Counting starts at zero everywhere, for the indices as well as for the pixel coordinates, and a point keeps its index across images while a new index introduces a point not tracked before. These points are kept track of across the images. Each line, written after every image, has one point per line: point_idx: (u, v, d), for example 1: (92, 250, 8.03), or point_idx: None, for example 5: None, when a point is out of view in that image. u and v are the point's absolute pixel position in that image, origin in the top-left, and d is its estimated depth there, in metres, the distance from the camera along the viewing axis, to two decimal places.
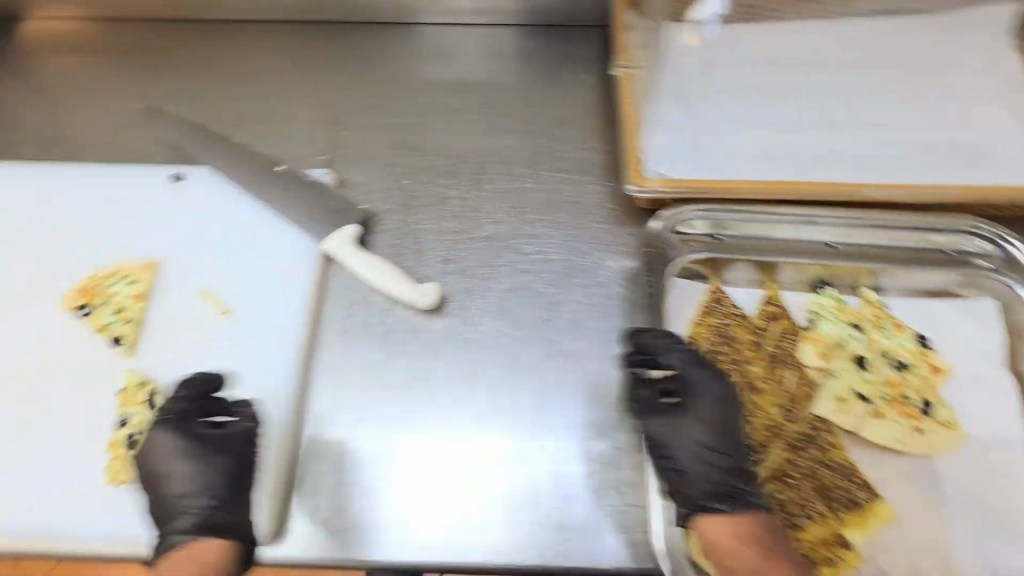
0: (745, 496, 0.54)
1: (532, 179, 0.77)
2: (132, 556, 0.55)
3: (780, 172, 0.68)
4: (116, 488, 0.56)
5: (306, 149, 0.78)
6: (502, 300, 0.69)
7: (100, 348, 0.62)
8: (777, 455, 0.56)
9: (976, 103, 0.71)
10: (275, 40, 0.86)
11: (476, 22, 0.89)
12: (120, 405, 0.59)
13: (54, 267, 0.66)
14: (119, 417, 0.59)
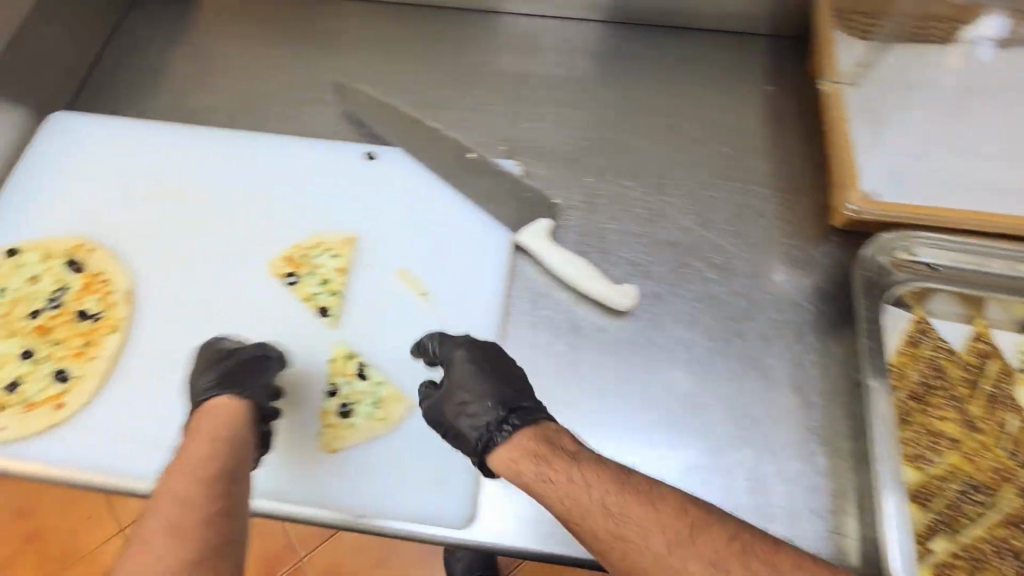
0: (979, 539, 0.55)
1: (716, 187, 0.76)
2: (350, 524, 0.57)
3: (1003, 205, 0.64)
4: (332, 455, 0.59)
5: (487, 137, 0.78)
6: (691, 308, 0.68)
7: (309, 318, 0.65)
8: (1009, 500, 0.56)
9: None
10: (460, 29, 0.89)
11: (657, 25, 0.89)
12: (330, 374, 0.62)
13: (261, 236, 0.69)
14: (329, 386, 0.62)
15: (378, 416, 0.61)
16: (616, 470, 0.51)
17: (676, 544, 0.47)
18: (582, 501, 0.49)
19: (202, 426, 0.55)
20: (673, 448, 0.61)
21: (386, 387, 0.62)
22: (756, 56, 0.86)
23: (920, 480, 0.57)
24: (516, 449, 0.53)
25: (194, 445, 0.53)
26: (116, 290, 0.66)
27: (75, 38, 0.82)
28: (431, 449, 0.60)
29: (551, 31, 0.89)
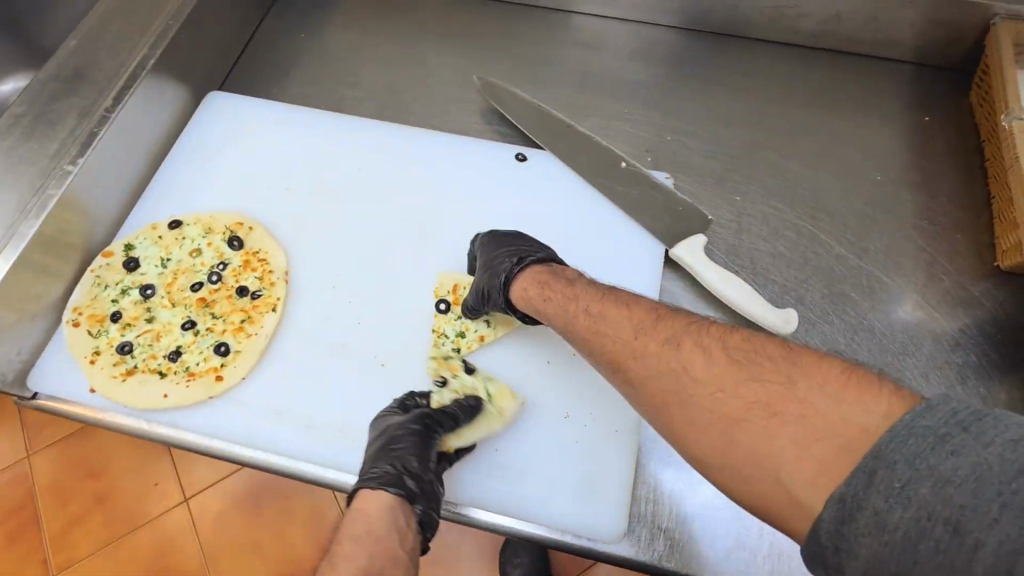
0: None
1: (866, 217, 0.74)
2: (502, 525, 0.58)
3: None
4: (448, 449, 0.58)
5: (632, 147, 0.79)
6: (845, 338, 0.66)
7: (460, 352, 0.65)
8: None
9: None
10: (604, 33, 0.88)
11: (808, 43, 0.86)
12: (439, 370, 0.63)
13: (419, 230, 0.71)
14: (437, 378, 0.63)
15: (492, 412, 0.61)
16: (605, 287, 0.58)
17: (646, 329, 0.51)
18: (574, 308, 0.57)
19: (362, 502, 0.51)
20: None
21: (495, 383, 0.63)
22: (917, 85, 0.83)
23: None
24: (535, 280, 0.61)
25: (354, 519, 0.50)
26: (274, 270, 0.67)
27: (234, 21, 0.85)
28: (580, 460, 0.61)
29: (701, 41, 0.87)
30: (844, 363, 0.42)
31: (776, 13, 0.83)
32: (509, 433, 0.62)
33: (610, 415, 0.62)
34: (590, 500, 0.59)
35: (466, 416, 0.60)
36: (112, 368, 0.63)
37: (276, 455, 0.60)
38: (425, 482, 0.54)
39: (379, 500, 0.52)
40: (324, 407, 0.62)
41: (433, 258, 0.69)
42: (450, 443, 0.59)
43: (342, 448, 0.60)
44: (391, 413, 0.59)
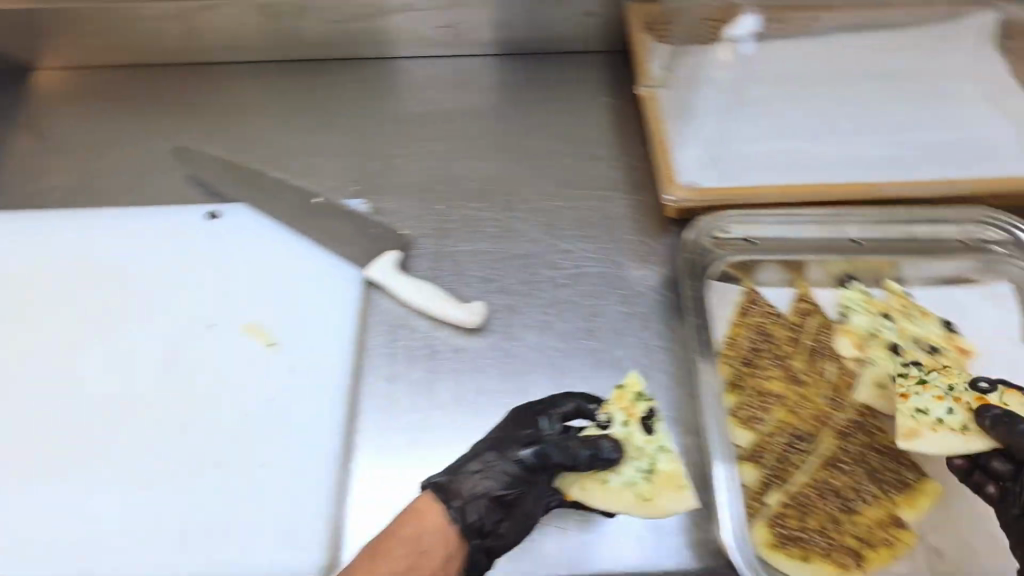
0: (805, 486, 0.57)
1: (561, 197, 0.78)
2: None
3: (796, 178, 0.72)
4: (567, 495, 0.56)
5: (336, 181, 0.80)
6: (545, 313, 0.70)
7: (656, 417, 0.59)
8: (828, 443, 0.59)
9: (963, 106, 0.78)
10: (300, 74, 0.88)
11: (493, 49, 0.90)
12: (618, 404, 0.59)
13: (101, 315, 0.68)
14: (605, 415, 0.59)
15: (643, 493, 0.55)
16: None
17: None
18: None
19: (427, 519, 0.50)
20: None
21: (666, 460, 0.56)
22: (594, 67, 0.90)
23: (753, 440, 0.60)
24: None
25: (401, 550, 0.47)
26: None
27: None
28: (278, 500, 0.59)
29: (395, 66, 0.90)
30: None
31: (450, 31, 0.87)
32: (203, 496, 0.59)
33: (311, 451, 0.61)
34: (363, 514, 0.59)
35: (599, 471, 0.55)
36: None
37: None
38: (503, 526, 0.53)
39: (443, 527, 0.50)
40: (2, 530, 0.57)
41: (117, 340, 0.66)
42: (573, 492, 0.56)
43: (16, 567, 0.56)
44: (552, 423, 0.57)
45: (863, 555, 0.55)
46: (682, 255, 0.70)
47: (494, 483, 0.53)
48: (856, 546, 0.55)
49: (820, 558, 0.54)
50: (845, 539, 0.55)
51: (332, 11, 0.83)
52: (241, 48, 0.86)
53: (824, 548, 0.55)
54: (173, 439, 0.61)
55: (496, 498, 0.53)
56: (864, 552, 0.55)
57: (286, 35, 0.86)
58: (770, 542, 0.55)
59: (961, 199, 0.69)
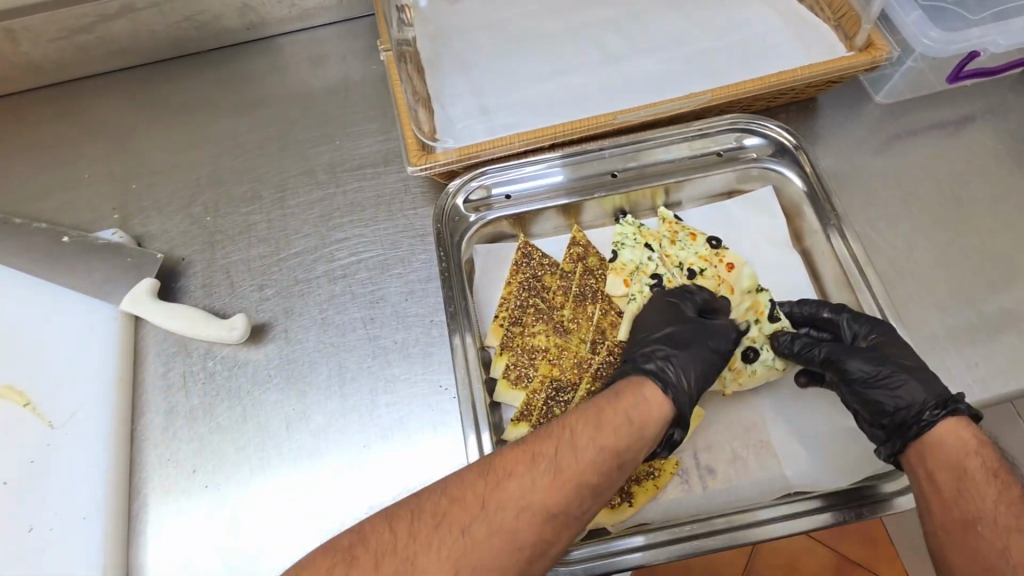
0: None
1: (335, 183, 0.76)
2: None
3: (553, 121, 0.71)
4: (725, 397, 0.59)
5: (97, 212, 0.75)
6: (322, 312, 0.68)
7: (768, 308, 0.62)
8: (583, 393, 0.59)
9: (719, 15, 0.77)
10: (51, 106, 0.82)
11: (253, 36, 0.85)
12: (738, 308, 0.62)
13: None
14: (742, 321, 0.62)
15: (779, 365, 0.59)
16: (988, 459, 0.45)
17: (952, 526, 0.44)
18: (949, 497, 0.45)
19: (650, 405, 0.51)
20: (342, 432, 0.62)
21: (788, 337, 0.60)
22: (363, 36, 0.85)
23: (524, 399, 0.59)
24: (963, 427, 0.48)
25: (625, 427, 0.48)
26: None
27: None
28: (51, 560, 0.57)
29: (154, 75, 0.84)
30: (990, 466, 0.45)
31: (194, 25, 0.81)
32: None
33: (85, 503, 0.59)
34: (160, 560, 0.58)
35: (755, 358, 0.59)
36: None
37: None
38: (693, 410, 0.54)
39: (662, 416, 0.51)
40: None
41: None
42: (731, 389, 0.59)
43: None
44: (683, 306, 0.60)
45: (629, 493, 0.54)
46: (435, 226, 0.66)
47: (689, 367, 0.55)
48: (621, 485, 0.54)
49: None
50: None
51: (49, 29, 0.75)
52: None
53: None
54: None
55: (693, 381, 0.54)
56: (631, 490, 0.55)
57: (17, 65, 0.79)
58: None
59: (715, 110, 0.66)
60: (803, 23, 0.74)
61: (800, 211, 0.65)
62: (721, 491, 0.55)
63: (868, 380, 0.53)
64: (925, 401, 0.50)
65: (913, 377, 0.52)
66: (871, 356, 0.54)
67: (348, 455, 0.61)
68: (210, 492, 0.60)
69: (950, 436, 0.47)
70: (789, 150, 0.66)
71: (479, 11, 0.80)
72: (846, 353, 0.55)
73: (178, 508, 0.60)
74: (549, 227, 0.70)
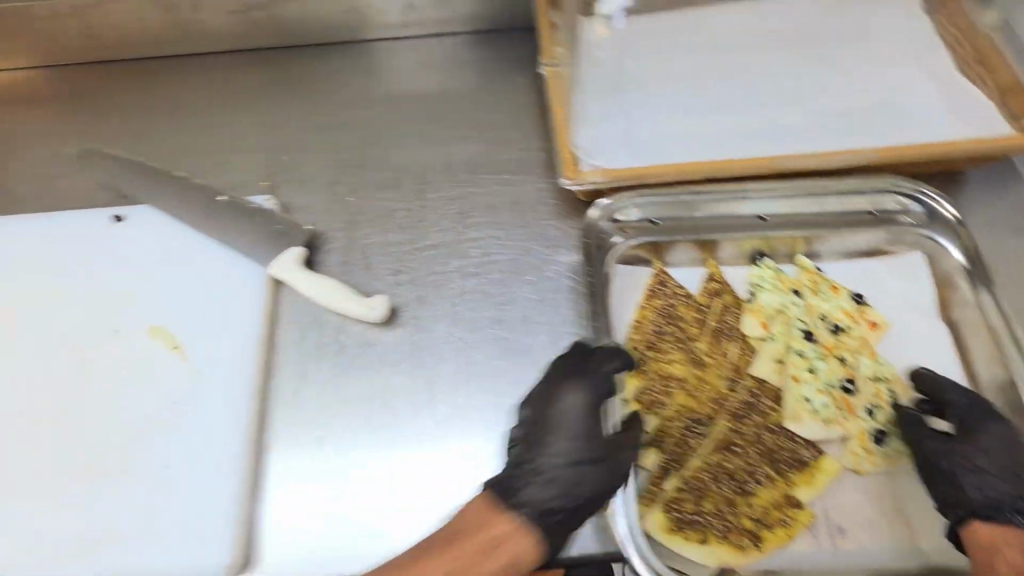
0: (700, 469, 0.55)
1: (474, 183, 0.78)
2: None
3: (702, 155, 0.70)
4: (858, 478, 0.57)
5: (248, 177, 0.79)
6: (454, 305, 0.70)
7: (898, 391, 0.60)
8: (722, 426, 0.58)
9: (877, 73, 0.77)
10: (214, 71, 0.87)
11: (407, 33, 0.89)
12: (870, 388, 0.60)
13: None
14: (866, 403, 0.60)
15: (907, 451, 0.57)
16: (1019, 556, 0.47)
17: None
18: None
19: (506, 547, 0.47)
20: (462, 425, 0.64)
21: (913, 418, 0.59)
22: (512, 45, 0.88)
23: (657, 426, 0.58)
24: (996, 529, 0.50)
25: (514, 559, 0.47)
26: None
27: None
28: (186, 502, 0.59)
29: (309, 55, 0.89)
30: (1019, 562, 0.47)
31: (358, 16, 0.86)
32: (107, 499, 0.59)
33: (223, 452, 0.61)
34: (279, 521, 0.59)
35: (885, 441, 0.58)
36: None
37: None
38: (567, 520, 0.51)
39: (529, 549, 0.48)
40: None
41: (7, 350, 0.66)
42: (867, 469, 0.57)
43: None
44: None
45: (759, 536, 0.53)
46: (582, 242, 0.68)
47: (553, 476, 0.51)
48: (752, 527, 0.53)
49: (717, 540, 0.53)
50: (740, 522, 0.54)
51: (232, 3, 0.82)
52: (147, 45, 0.87)
53: (721, 530, 0.53)
54: (76, 445, 0.61)
55: (555, 491, 0.51)
56: (761, 533, 0.53)
57: (193, 30, 0.85)
58: (668, 527, 0.53)
59: (875, 168, 0.66)
60: (964, 95, 0.74)
61: (953, 283, 0.64)
62: (851, 552, 0.53)
63: (933, 470, 0.54)
64: (980, 500, 0.52)
65: (973, 479, 0.53)
66: (940, 449, 0.55)
67: (467, 446, 0.62)
68: (330, 462, 0.62)
69: (987, 537, 0.50)
70: (949, 222, 0.66)
71: (632, 33, 0.81)
72: (918, 439, 0.56)
73: (300, 471, 0.61)
74: (683, 257, 0.70)
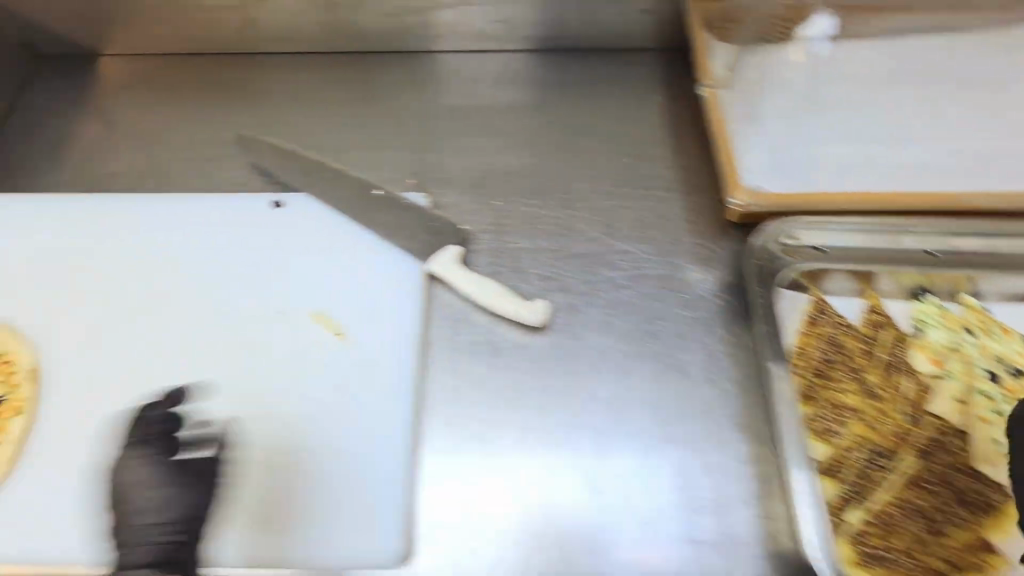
0: (887, 503, 0.55)
1: (620, 196, 0.78)
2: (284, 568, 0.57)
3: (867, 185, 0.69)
4: None
5: (395, 173, 0.81)
6: (605, 315, 0.69)
7: None
8: (908, 461, 0.57)
9: None
10: (359, 69, 0.90)
11: (549, 45, 0.90)
12: None
13: (155, 296, 0.69)
14: None
15: None
16: None
17: None
18: None
19: None
20: (613, 439, 0.62)
21: None
22: (654, 66, 0.89)
23: (831, 454, 0.58)
24: None
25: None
26: (20, 368, 0.64)
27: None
28: (352, 486, 0.60)
29: (451, 60, 0.90)
30: None
31: (506, 27, 0.87)
32: (274, 476, 0.60)
33: (387, 440, 0.62)
34: (436, 516, 0.58)
35: None
36: None
37: (31, 562, 0.57)
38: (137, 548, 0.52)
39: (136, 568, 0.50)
40: (86, 496, 0.60)
41: (170, 324, 0.68)
42: None
43: (106, 530, 0.59)
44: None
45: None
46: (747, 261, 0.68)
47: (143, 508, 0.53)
48: (943, 567, 0.53)
49: None
50: (931, 561, 0.53)
51: (389, 6, 0.85)
52: (300, 39, 0.90)
53: (912, 567, 0.53)
54: (244, 421, 0.63)
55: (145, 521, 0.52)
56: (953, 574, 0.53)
57: (345, 29, 0.88)
58: (856, 560, 0.53)
59: None
60: None
61: None
62: None
63: None
64: None
65: None
66: None
67: (621, 462, 0.61)
68: (486, 460, 0.61)
69: None
70: None
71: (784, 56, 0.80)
72: None
73: (459, 467, 0.60)
74: (840, 286, 0.68)
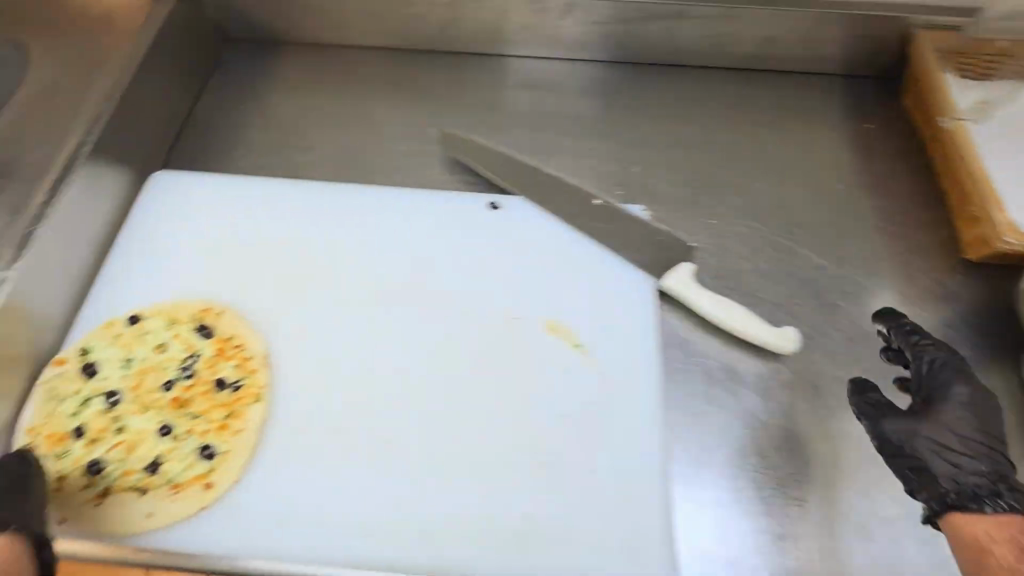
0: None
1: (841, 224, 0.76)
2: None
3: None
4: None
5: (605, 183, 0.79)
6: (846, 346, 0.67)
7: None
8: None
9: None
10: (556, 74, 0.88)
11: (753, 64, 0.88)
12: None
13: (388, 293, 0.68)
14: None
15: None
16: None
17: None
18: None
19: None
20: (877, 482, 0.59)
21: None
22: (862, 91, 0.86)
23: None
24: None
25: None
26: (253, 356, 0.63)
27: (169, 108, 0.83)
28: (608, 509, 0.57)
29: (649, 71, 0.88)
30: None
31: (714, 41, 0.85)
32: (526, 490, 0.58)
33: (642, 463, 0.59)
34: (698, 545, 0.57)
35: None
36: (83, 493, 0.57)
37: (284, 561, 0.55)
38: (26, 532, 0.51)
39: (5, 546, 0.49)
40: (335, 494, 0.58)
41: (405, 323, 0.67)
42: None
43: (351, 533, 0.56)
44: (956, 382, 0.59)
45: None
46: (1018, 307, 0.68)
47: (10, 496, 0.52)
48: None
49: None
50: None
51: (601, 13, 0.83)
52: (496, 41, 0.88)
53: None
54: (491, 429, 0.61)
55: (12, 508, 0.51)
56: None
57: (548, 33, 0.87)
58: None
59: None
60: None
61: None
62: None
63: None
64: None
65: None
66: None
67: (891, 506, 0.58)
68: (740, 488, 0.59)
69: None
70: None
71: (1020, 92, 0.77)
72: None
73: (720, 496, 0.59)
74: None
